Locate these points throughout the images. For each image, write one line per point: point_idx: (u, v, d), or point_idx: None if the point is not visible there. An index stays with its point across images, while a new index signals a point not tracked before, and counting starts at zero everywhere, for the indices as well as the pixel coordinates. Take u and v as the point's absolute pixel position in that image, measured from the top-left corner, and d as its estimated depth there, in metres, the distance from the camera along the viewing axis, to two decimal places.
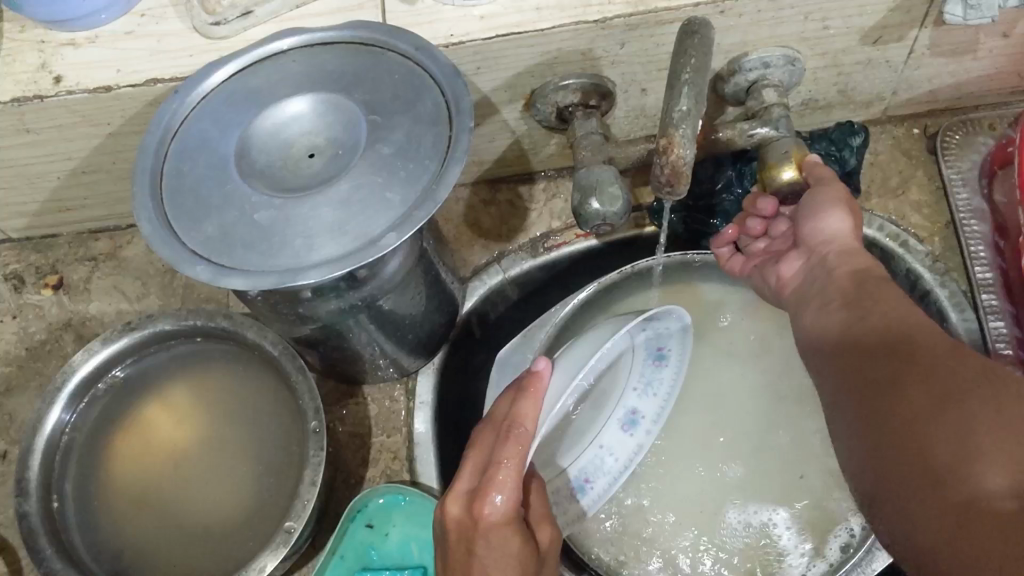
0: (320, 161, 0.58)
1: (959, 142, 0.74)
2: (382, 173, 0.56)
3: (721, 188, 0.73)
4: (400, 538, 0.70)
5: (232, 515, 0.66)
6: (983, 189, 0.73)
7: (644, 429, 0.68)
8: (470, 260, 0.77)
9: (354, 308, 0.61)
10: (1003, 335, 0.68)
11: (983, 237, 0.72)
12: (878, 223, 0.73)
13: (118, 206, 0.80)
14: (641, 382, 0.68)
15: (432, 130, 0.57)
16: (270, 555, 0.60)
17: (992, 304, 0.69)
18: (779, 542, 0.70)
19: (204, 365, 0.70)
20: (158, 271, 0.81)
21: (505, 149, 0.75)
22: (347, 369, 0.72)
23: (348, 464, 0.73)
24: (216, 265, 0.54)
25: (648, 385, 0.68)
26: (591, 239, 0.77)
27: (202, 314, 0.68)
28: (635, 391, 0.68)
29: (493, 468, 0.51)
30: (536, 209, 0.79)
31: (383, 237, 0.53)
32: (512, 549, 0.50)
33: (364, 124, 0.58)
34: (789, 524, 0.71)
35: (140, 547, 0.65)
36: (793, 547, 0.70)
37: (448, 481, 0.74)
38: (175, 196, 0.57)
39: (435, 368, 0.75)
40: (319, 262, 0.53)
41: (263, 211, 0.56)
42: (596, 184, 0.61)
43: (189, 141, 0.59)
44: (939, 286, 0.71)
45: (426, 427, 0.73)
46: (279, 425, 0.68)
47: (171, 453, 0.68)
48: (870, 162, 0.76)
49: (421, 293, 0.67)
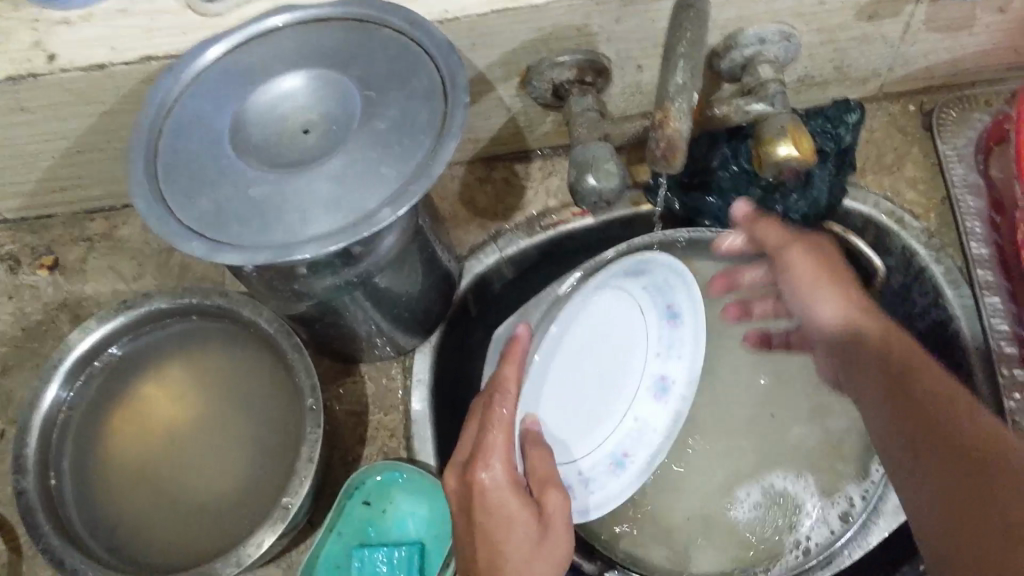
0: (314, 136, 0.57)
1: (955, 119, 0.74)
2: (377, 148, 0.56)
3: (717, 165, 0.73)
4: (398, 514, 0.70)
5: (229, 491, 0.66)
6: (979, 164, 0.73)
7: (677, 395, 0.68)
8: (466, 238, 0.77)
9: (349, 285, 0.61)
10: (999, 310, 0.68)
11: (979, 213, 0.72)
12: (873, 199, 0.74)
13: (113, 185, 0.80)
14: (662, 346, 0.69)
15: (427, 105, 0.57)
16: (268, 530, 0.60)
17: (988, 279, 0.70)
18: (787, 502, 0.73)
19: (200, 343, 0.70)
20: (154, 251, 0.81)
21: (501, 127, 0.75)
22: (343, 347, 0.72)
23: (345, 442, 0.73)
24: (211, 241, 0.54)
25: (673, 347, 0.69)
26: (588, 217, 0.77)
27: (198, 292, 0.67)
28: (656, 357, 0.69)
29: (481, 439, 0.56)
30: (532, 188, 0.79)
31: (378, 212, 0.53)
32: (507, 517, 0.54)
33: (359, 99, 0.57)
34: (794, 484, 0.73)
35: (137, 523, 0.65)
36: (798, 510, 0.72)
37: (443, 459, 0.74)
38: (170, 172, 0.57)
39: (432, 347, 0.76)
40: (314, 237, 0.53)
41: (257, 186, 0.56)
42: (592, 161, 0.61)
43: (183, 117, 0.59)
44: (934, 262, 0.71)
45: (424, 405, 0.74)
46: (276, 402, 0.68)
47: (168, 431, 0.68)
48: (866, 138, 0.76)
49: (417, 271, 0.67)
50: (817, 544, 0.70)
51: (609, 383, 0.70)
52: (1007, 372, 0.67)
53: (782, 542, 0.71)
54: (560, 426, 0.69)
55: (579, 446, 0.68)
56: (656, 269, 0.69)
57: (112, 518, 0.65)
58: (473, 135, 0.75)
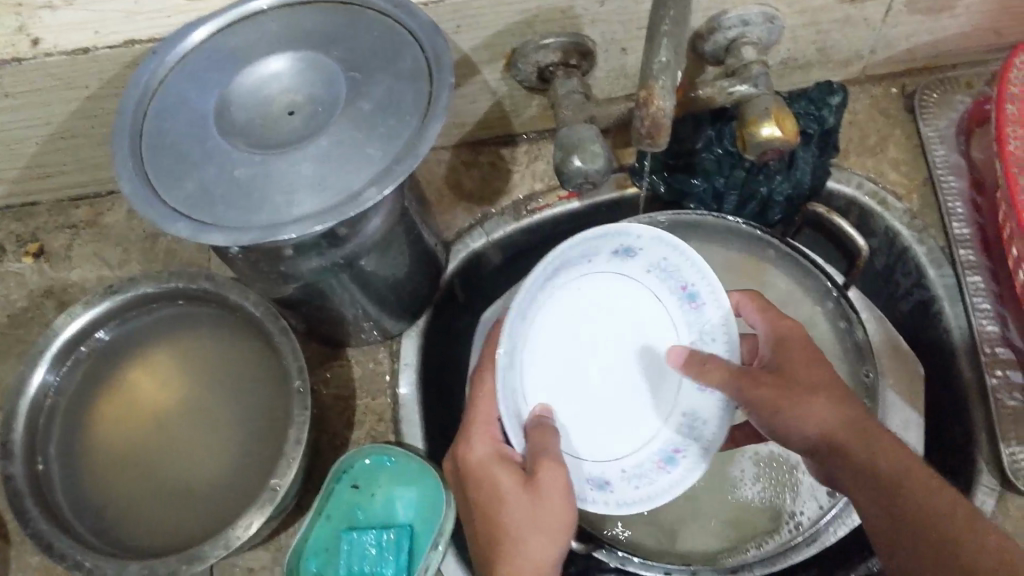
0: (299, 118, 0.57)
1: (936, 101, 0.75)
2: (362, 129, 0.56)
3: (701, 147, 0.73)
4: (386, 497, 0.70)
5: (218, 474, 0.67)
6: (960, 145, 0.74)
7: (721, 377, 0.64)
8: (453, 223, 0.77)
9: (336, 267, 0.61)
10: (981, 288, 0.69)
11: (960, 193, 0.73)
12: (856, 180, 0.74)
13: (97, 172, 0.79)
14: (694, 328, 0.66)
15: (412, 86, 0.57)
16: (256, 512, 0.60)
17: (970, 258, 0.70)
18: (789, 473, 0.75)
19: (187, 328, 0.70)
20: (139, 237, 0.81)
21: (487, 110, 0.75)
22: (330, 331, 0.72)
23: (333, 426, 0.73)
24: (197, 222, 0.54)
25: (707, 330, 0.65)
26: (574, 201, 0.77)
27: (184, 276, 0.67)
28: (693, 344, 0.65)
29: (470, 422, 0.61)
30: (518, 171, 0.79)
31: (363, 192, 0.54)
32: (494, 485, 0.57)
33: (344, 81, 0.58)
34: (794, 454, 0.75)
35: (125, 506, 0.66)
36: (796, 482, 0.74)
37: (430, 443, 0.75)
38: (155, 155, 0.57)
39: (418, 331, 0.76)
40: (299, 218, 0.53)
41: (243, 167, 0.56)
42: (578, 143, 0.61)
43: (168, 100, 0.59)
44: (917, 243, 0.72)
45: (411, 390, 0.74)
46: (264, 386, 0.68)
47: (154, 414, 0.68)
48: (849, 120, 0.76)
49: (404, 254, 0.67)
50: (810, 518, 0.72)
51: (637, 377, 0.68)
52: (989, 350, 0.68)
53: (782, 508, 0.73)
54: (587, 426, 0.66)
55: (617, 446, 0.66)
56: (655, 245, 0.63)
57: (102, 502, 0.66)
58: (458, 119, 0.75)
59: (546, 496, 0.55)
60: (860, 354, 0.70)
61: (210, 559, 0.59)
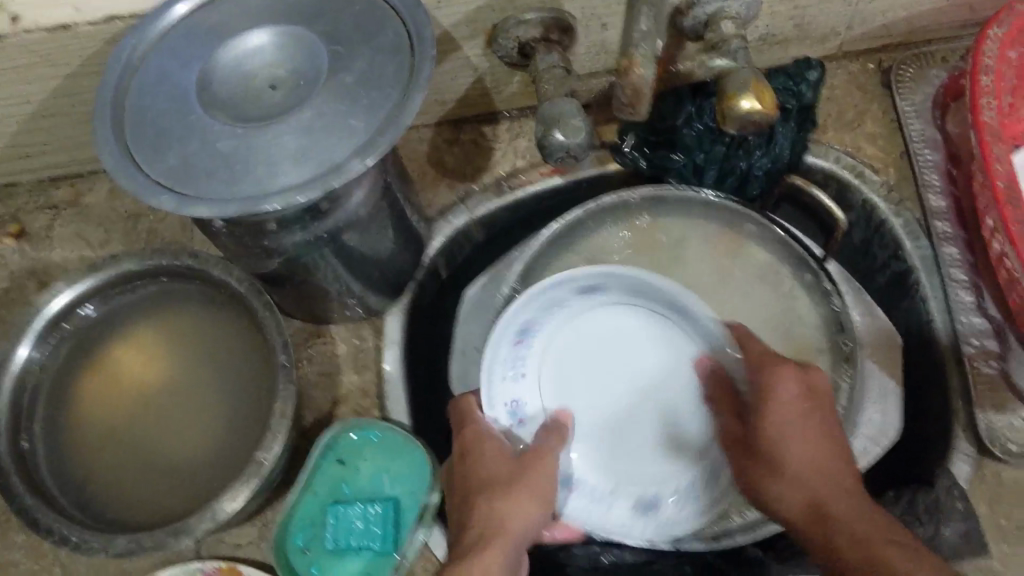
0: (282, 92, 0.58)
1: (913, 76, 0.77)
2: (345, 100, 0.56)
3: (682, 123, 0.73)
4: (372, 472, 0.70)
5: (204, 451, 0.67)
6: (936, 119, 0.75)
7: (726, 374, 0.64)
8: (436, 200, 0.78)
9: (319, 241, 0.61)
10: (956, 259, 0.71)
11: (936, 165, 0.74)
12: (834, 155, 0.75)
13: (78, 151, 0.79)
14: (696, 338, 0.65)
15: (394, 58, 0.57)
16: (242, 486, 0.61)
17: (946, 230, 0.72)
18: None
19: (170, 305, 0.70)
20: (122, 217, 0.81)
21: (468, 87, 0.75)
22: (314, 308, 0.72)
23: (318, 403, 0.74)
24: (181, 195, 0.54)
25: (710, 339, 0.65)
26: (555, 177, 0.78)
27: (167, 253, 0.67)
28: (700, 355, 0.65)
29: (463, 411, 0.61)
30: (500, 148, 0.80)
31: (347, 163, 0.54)
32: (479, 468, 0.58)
33: (326, 54, 0.58)
34: None
35: (110, 482, 0.66)
36: None
37: (415, 416, 0.76)
38: (138, 128, 0.57)
39: (403, 308, 0.76)
40: (282, 188, 0.54)
41: (225, 140, 0.56)
42: (559, 117, 0.61)
43: (150, 76, 0.59)
44: (893, 215, 0.73)
45: (395, 364, 0.75)
46: (248, 363, 0.69)
47: (139, 390, 0.68)
48: (826, 96, 0.77)
49: (387, 230, 0.67)
50: None
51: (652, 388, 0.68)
52: (965, 320, 0.69)
53: None
54: (616, 461, 0.68)
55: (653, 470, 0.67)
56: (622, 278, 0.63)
57: (86, 478, 0.66)
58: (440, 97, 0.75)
59: (531, 483, 0.57)
60: (838, 323, 0.70)
61: (197, 531, 0.60)
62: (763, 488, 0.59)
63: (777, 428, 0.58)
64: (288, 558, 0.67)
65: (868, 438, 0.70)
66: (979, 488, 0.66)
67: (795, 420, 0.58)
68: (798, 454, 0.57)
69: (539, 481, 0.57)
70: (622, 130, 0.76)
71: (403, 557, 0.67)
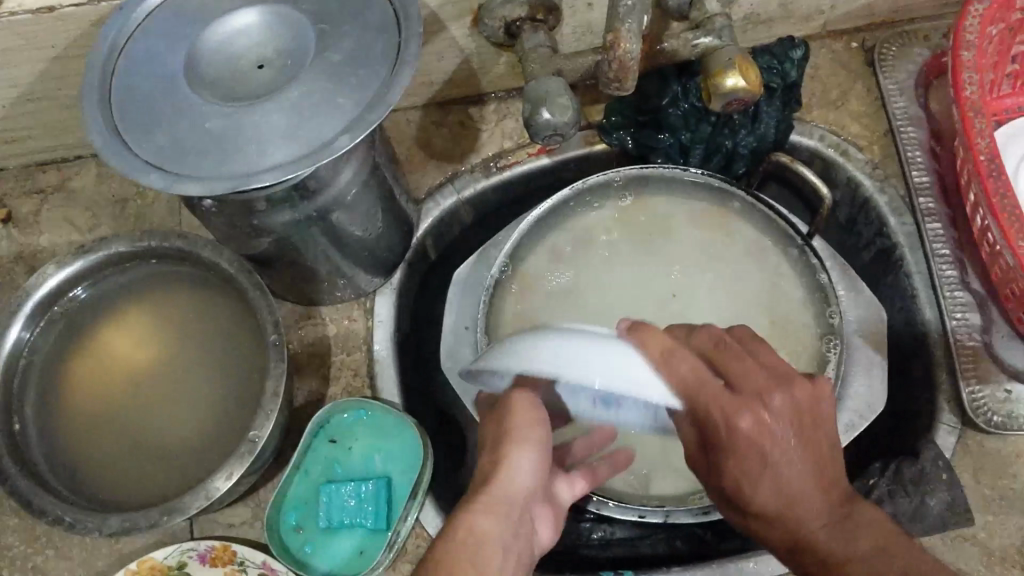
0: (269, 71, 0.58)
1: (895, 55, 0.77)
2: (333, 79, 0.57)
3: (667, 102, 0.73)
4: (364, 451, 0.71)
5: (196, 432, 0.67)
6: (919, 97, 0.76)
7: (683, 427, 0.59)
8: (423, 181, 0.78)
9: (309, 220, 0.61)
10: (940, 234, 0.72)
11: (919, 142, 0.75)
12: (819, 133, 0.76)
13: (65, 136, 0.79)
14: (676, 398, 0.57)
15: (381, 37, 0.58)
16: (236, 465, 0.61)
17: (930, 206, 0.73)
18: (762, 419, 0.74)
19: (160, 287, 0.70)
20: (109, 201, 0.81)
21: (455, 68, 0.75)
22: (303, 288, 0.72)
23: (309, 383, 0.74)
24: (171, 173, 0.54)
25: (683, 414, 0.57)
26: (543, 157, 0.79)
27: (156, 235, 0.67)
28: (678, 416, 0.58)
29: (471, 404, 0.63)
30: (487, 129, 0.80)
31: (335, 140, 0.54)
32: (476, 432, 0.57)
33: (313, 35, 0.58)
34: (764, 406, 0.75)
35: (103, 463, 0.66)
36: None
37: (407, 398, 0.76)
38: (126, 108, 0.57)
39: (393, 288, 0.77)
40: (272, 166, 0.54)
41: (213, 119, 0.56)
42: (546, 96, 0.61)
43: (136, 57, 0.59)
44: (878, 192, 0.74)
45: (386, 345, 0.75)
46: (239, 344, 0.69)
47: (131, 372, 0.69)
48: (811, 75, 0.78)
49: (376, 209, 0.68)
50: None
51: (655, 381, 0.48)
52: (948, 294, 0.70)
53: None
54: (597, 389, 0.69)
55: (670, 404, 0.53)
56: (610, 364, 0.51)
57: (80, 459, 0.66)
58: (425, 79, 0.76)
59: (523, 432, 0.54)
60: (824, 299, 0.71)
61: (191, 509, 0.60)
62: (730, 514, 0.50)
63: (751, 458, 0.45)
64: (282, 536, 0.67)
65: (853, 410, 0.71)
66: (963, 458, 0.67)
67: (762, 457, 0.45)
68: (770, 485, 0.46)
69: (526, 421, 0.55)
70: (609, 112, 0.76)
71: (397, 533, 0.67)
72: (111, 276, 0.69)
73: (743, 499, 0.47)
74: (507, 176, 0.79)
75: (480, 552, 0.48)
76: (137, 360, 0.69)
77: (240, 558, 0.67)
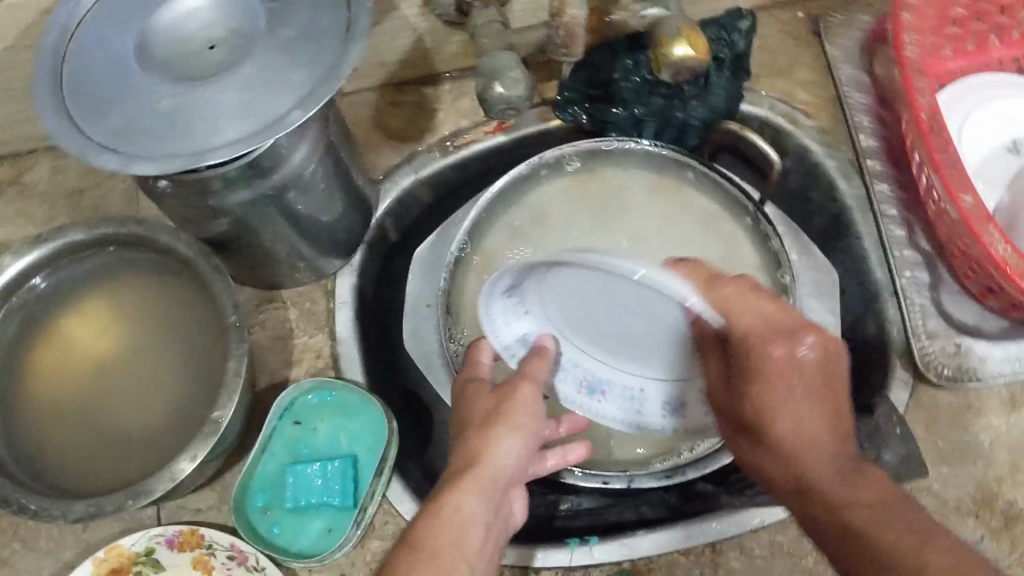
0: (222, 50, 0.57)
1: (841, 22, 0.79)
2: (284, 55, 0.57)
3: (619, 76, 0.72)
4: (330, 431, 0.71)
5: (164, 415, 0.67)
6: (864, 65, 0.78)
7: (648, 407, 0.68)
8: (381, 163, 0.79)
9: (265, 198, 0.61)
10: (888, 196, 0.74)
11: (866, 108, 0.77)
12: (769, 103, 0.77)
13: (18, 128, 0.79)
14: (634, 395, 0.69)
15: (331, 13, 0.58)
16: (199, 447, 0.61)
17: (877, 169, 0.75)
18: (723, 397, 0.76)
19: (120, 276, 0.70)
20: (66, 193, 0.80)
21: (409, 49, 0.76)
22: (264, 272, 0.72)
23: (272, 366, 0.74)
24: (125, 154, 0.54)
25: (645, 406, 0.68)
26: (500, 135, 0.80)
27: (113, 222, 0.66)
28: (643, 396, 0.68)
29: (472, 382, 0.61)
30: (442, 109, 0.80)
31: (289, 115, 0.54)
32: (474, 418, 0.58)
33: (262, 14, 0.58)
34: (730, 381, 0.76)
35: (67, 452, 0.66)
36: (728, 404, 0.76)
37: (372, 377, 0.76)
38: (77, 91, 0.56)
39: (354, 269, 0.77)
40: (224, 143, 0.54)
41: (167, 99, 0.56)
42: (497, 70, 0.62)
43: (86, 41, 0.58)
44: (827, 158, 0.76)
45: (348, 325, 0.75)
46: (202, 327, 0.69)
47: (95, 361, 0.68)
48: (759, 46, 0.79)
49: (333, 189, 0.67)
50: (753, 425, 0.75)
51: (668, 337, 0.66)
52: (897, 253, 0.72)
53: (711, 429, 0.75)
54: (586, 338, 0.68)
55: (652, 373, 0.68)
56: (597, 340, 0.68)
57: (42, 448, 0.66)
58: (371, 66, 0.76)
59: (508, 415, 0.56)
60: (778, 262, 0.72)
61: (155, 492, 0.60)
62: (752, 453, 0.59)
63: (771, 387, 0.54)
64: (248, 517, 0.67)
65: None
66: (916, 411, 0.69)
67: (787, 389, 0.53)
68: (790, 421, 0.54)
69: (524, 406, 0.57)
70: (563, 87, 0.77)
71: (364, 509, 0.67)
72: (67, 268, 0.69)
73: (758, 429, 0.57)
74: (468, 155, 0.80)
75: (459, 535, 0.50)
76: (103, 347, 0.69)
77: (207, 540, 0.67)
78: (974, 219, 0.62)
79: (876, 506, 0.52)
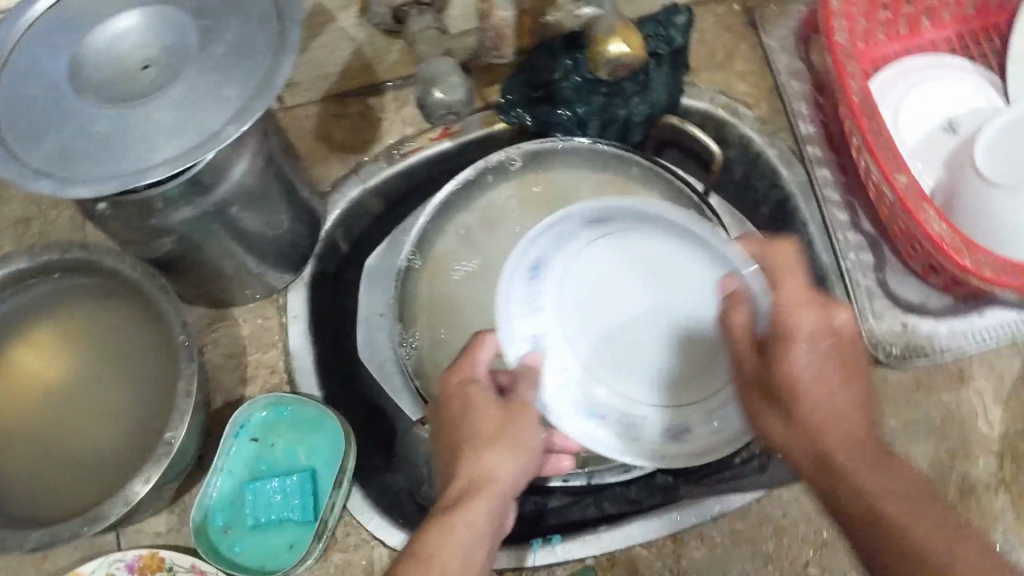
0: (155, 69, 0.55)
1: (777, 11, 0.80)
2: (218, 73, 0.54)
3: (559, 77, 0.74)
4: (287, 446, 0.72)
5: (119, 441, 0.66)
6: (801, 53, 0.79)
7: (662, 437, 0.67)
8: (328, 175, 0.78)
9: (208, 216, 0.60)
10: (829, 180, 0.75)
11: (803, 94, 0.78)
12: (710, 95, 0.78)
13: None
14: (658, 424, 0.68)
15: (264, 28, 0.56)
16: (153, 470, 0.60)
17: (817, 154, 0.76)
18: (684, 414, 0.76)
19: (69, 302, 0.69)
20: (11, 221, 0.79)
21: (350, 60, 0.75)
22: (213, 291, 0.72)
23: (226, 385, 0.74)
24: (57, 179, 0.52)
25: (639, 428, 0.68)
26: (445, 140, 0.80)
27: (56, 249, 0.65)
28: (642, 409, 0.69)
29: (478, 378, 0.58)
30: (388, 117, 0.80)
31: (222, 131, 0.53)
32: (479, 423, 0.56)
33: (194, 30, 0.56)
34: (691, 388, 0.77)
35: (23, 483, 0.65)
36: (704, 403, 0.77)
37: (326, 387, 0.77)
38: (7, 114, 0.54)
39: (305, 282, 0.77)
40: (161, 164, 0.52)
41: (99, 122, 0.54)
42: (435, 76, 0.62)
43: (18, 63, 0.56)
44: (768, 146, 0.76)
45: (302, 337, 0.75)
46: (155, 349, 0.68)
47: (47, 389, 0.68)
48: (697, 38, 0.80)
49: (279, 204, 0.67)
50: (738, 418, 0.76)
51: (677, 346, 0.71)
52: (841, 236, 0.73)
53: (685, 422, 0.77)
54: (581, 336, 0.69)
55: (650, 401, 0.70)
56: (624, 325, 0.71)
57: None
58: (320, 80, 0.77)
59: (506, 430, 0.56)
60: None
61: (111, 518, 0.59)
62: (768, 419, 0.57)
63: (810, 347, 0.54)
64: (211, 542, 0.67)
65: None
66: None
67: (823, 351, 0.54)
68: (819, 391, 0.54)
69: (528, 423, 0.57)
70: (506, 89, 0.77)
71: (324, 522, 0.67)
72: (10, 298, 0.67)
73: (779, 407, 0.56)
74: (413, 166, 0.80)
75: (468, 552, 0.50)
76: (55, 380, 0.68)
77: (168, 563, 0.67)
78: (911, 200, 0.64)
79: (900, 484, 0.50)
